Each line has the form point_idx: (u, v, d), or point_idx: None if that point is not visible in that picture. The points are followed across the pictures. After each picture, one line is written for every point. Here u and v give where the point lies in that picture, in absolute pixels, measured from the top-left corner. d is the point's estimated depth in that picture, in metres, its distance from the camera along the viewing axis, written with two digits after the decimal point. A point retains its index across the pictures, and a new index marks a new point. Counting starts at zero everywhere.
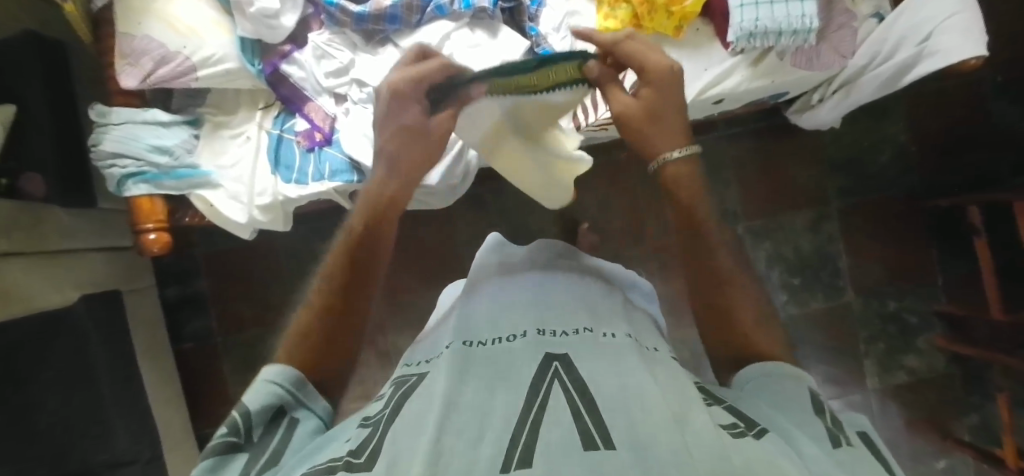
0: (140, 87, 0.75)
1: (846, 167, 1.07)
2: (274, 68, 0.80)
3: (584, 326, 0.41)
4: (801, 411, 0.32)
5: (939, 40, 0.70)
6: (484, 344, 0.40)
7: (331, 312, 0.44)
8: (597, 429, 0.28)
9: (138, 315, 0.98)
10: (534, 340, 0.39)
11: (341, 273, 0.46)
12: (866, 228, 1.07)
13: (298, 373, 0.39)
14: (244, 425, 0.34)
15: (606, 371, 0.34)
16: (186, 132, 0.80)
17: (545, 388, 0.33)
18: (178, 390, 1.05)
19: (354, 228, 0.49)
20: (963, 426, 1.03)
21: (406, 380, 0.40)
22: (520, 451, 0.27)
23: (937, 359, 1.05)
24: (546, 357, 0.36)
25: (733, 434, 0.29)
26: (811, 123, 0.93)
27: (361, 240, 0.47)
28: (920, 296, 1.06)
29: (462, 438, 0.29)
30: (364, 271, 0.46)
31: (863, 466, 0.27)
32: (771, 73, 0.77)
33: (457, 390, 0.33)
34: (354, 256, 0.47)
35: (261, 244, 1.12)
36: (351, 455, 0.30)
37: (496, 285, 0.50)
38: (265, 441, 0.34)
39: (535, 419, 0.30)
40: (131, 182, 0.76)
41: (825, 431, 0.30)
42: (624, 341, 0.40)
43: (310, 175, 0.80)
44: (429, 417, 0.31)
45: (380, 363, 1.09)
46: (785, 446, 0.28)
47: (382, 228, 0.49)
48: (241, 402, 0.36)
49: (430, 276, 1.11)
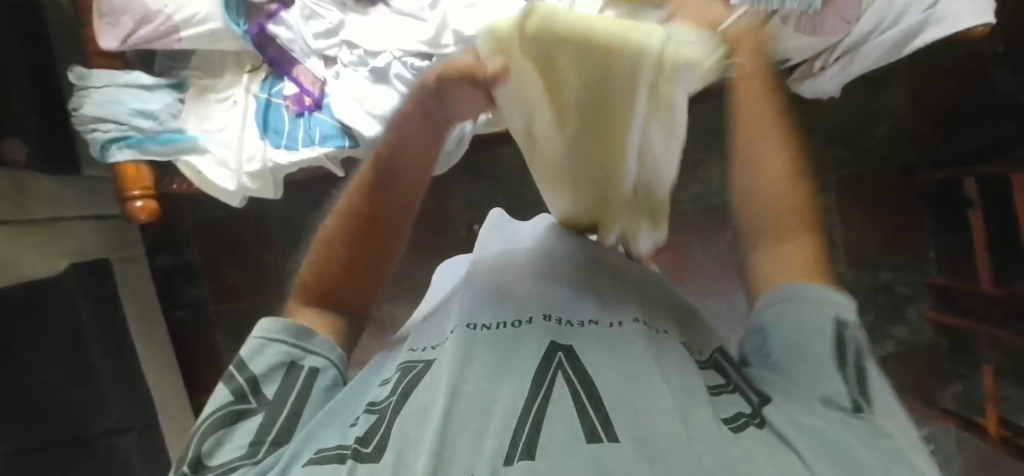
0: (120, 49, 0.72)
1: (845, 137, 1.06)
2: (261, 29, 0.77)
3: (590, 319, 0.40)
4: (820, 362, 0.33)
5: (950, 5, 0.72)
6: (489, 327, 0.38)
7: (347, 252, 0.41)
8: (600, 419, 0.29)
9: (128, 283, 0.96)
10: (540, 327, 0.38)
11: (343, 237, 0.41)
12: (863, 199, 1.06)
13: (302, 323, 0.39)
14: (252, 388, 0.36)
15: (613, 361, 0.34)
16: (170, 96, 0.78)
17: (550, 380, 0.32)
18: (169, 357, 1.04)
19: (386, 142, 0.40)
20: (949, 396, 1.05)
21: (412, 367, 0.37)
22: (523, 441, 0.28)
23: (926, 330, 1.06)
24: (552, 346, 0.36)
25: (732, 427, 0.31)
26: (813, 92, 0.90)
27: (387, 173, 0.40)
28: (913, 268, 1.06)
29: (466, 429, 0.29)
30: (380, 217, 0.41)
31: (875, 438, 0.28)
32: (774, 38, 0.76)
33: (460, 377, 0.33)
34: (378, 198, 0.40)
35: (251, 214, 1.10)
36: (357, 444, 0.31)
37: (496, 262, 0.48)
38: (280, 399, 0.36)
39: (539, 410, 0.30)
40: (115, 147, 0.73)
41: (848, 394, 0.31)
42: (634, 331, 0.38)
43: (300, 140, 0.78)
44: (434, 407, 0.31)
45: (376, 334, 1.09)
46: (786, 427, 0.30)
47: (419, 173, 0.41)
48: (244, 361, 0.37)
49: (424, 246, 1.10)
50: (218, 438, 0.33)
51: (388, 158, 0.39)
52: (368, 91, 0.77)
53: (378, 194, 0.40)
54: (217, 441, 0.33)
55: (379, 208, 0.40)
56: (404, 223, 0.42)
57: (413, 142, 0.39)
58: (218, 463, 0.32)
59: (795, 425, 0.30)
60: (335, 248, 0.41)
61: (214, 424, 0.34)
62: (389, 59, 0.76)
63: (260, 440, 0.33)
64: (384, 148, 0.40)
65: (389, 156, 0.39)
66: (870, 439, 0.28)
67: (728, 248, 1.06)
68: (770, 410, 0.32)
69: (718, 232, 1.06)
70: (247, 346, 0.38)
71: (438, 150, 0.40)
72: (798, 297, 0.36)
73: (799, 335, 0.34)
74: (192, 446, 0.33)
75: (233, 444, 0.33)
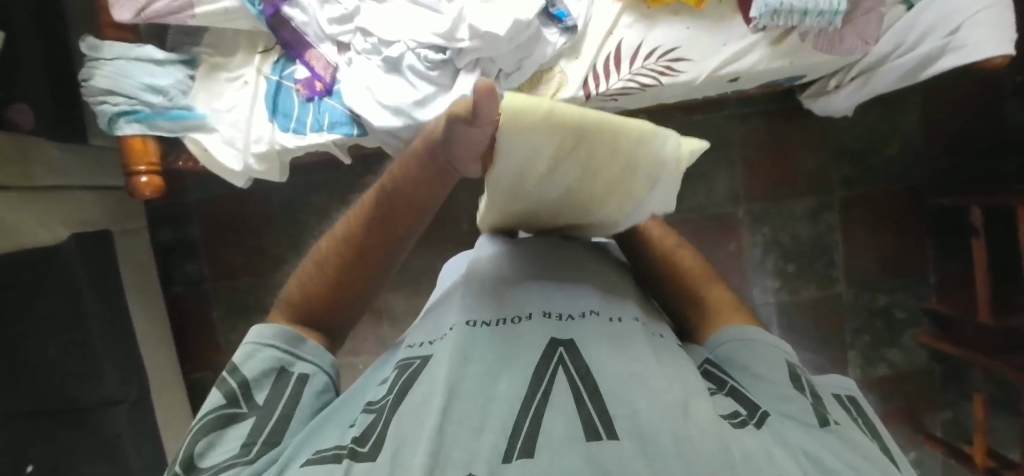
0: (133, 21, 0.72)
1: (854, 156, 1.05)
2: (275, 10, 0.76)
3: (591, 309, 0.40)
4: (782, 384, 0.36)
5: (972, 32, 0.70)
6: (489, 324, 0.38)
7: (337, 280, 0.40)
8: (600, 417, 0.29)
9: (128, 255, 0.97)
10: (541, 324, 0.38)
11: (333, 264, 0.40)
12: (867, 219, 1.06)
13: (295, 330, 0.40)
14: (244, 392, 0.36)
15: (613, 358, 0.34)
16: (181, 73, 0.77)
17: (550, 375, 0.33)
18: (165, 332, 1.05)
19: (392, 172, 0.37)
20: (936, 421, 1.06)
21: (410, 363, 0.38)
22: (522, 441, 0.28)
23: (920, 355, 1.06)
24: (551, 341, 0.36)
25: (736, 424, 0.31)
26: (824, 110, 0.92)
27: (389, 205, 0.37)
28: (912, 292, 1.06)
29: (464, 426, 0.29)
30: (374, 248, 0.39)
31: (846, 447, 0.30)
32: (791, 54, 0.77)
33: (459, 376, 0.33)
34: (378, 228, 0.38)
35: (255, 194, 1.09)
36: (355, 444, 0.31)
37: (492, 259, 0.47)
38: (270, 404, 0.36)
39: (539, 406, 0.30)
40: (123, 121, 0.73)
41: (815, 413, 0.33)
42: (635, 328, 0.38)
43: (308, 125, 0.78)
44: (432, 406, 0.31)
45: (370, 322, 1.10)
46: (783, 432, 0.31)
47: (422, 209, 0.38)
48: (234, 366, 0.37)
49: (426, 238, 1.10)
50: (211, 440, 0.33)
51: (392, 188, 0.37)
52: (379, 80, 0.77)
53: (378, 224, 0.38)
54: (209, 444, 0.33)
55: (369, 244, 0.39)
56: (400, 250, 0.41)
57: (416, 179, 0.36)
58: (211, 463, 0.32)
59: (785, 431, 0.31)
60: (325, 275, 0.40)
61: (205, 427, 0.34)
62: (403, 50, 0.75)
63: (253, 441, 0.34)
64: (388, 177, 0.37)
65: (391, 188, 0.37)
66: (844, 448, 0.30)
67: (728, 260, 1.06)
68: (771, 418, 0.32)
69: (720, 243, 1.06)
70: (238, 350, 0.38)
71: (445, 188, 0.38)
72: (739, 338, 0.40)
73: (759, 368, 0.37)
74: (183, 449, 0.33)
75: (225, 449, 0.33)
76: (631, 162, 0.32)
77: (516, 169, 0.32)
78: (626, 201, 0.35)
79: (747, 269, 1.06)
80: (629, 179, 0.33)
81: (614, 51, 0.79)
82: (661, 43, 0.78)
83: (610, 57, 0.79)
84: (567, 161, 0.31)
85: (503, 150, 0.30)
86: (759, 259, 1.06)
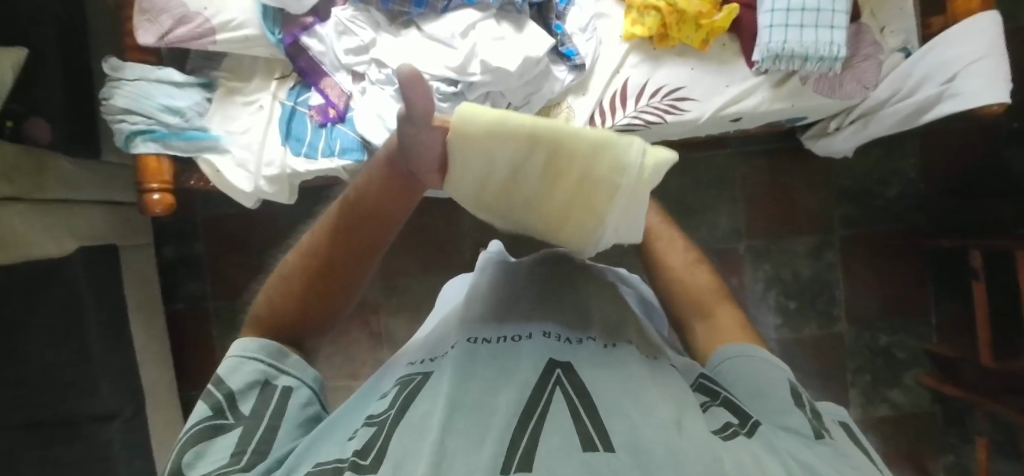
0: (156, 45, 0.74)
1: (854, 196, 1.07)
2: (295, 40, 0.80)
3: (589, 334, 0.41)
4: (783, 400, 0.35)
5: (964, 83, 0.71)
6: (490, 341, 0.39)
7: (306, 293, 0.40)
8: (597, 430, 0.29)
9: (133, 270, 0.97)
10: (540, 343, 0.38)
11: (301, 279, 0.40)
12: (867, 257, 1.07)
13: (278, 344, 0.39)
14: (231, 405, 0.35)
15: (610, 379, 0.34)
16: (199, 95, 0.80)
17: (548, 394, 0.32)
18: (165, 348, 1.05)
19: (357, 183, 0.39)
20: (939, 464, 1.05)
21: (411, 380, 0.38)
22: (521, 453, 0.27)
23: (921, 396, 1.05)
24: (550, 362, 0.35)
25: (727, 435, 0.31)
26: (824, 151, 0.94)
27: (355, 216, 0.39)
28: (913, 332, 1.06)
29: (464, 439, 0.28)
30: (342, 260, 0.40)
31: (846, 458, 0.30)
32: (793, 96, 0.79)
33: (459, 391, 0.32)
34: (345, 241, 0.39)
35: (263, 214, 1.11)
36: (356, 456, 0.30)
37: (489, 285, 0.49)
38: (257, 413, 0.35)
39: (538, 420, 0.30)
40: (139, 139, 0.75)
41: (810, 426, 0.33)
42: (630, 349, 0.39)
43: (320, 150, 0.79)
44: (432, 420, 0.30)
45: (370, 346, 1.09)
46: (776, 442, 0.30)
47: (387, 222, 0.40)
48: (218, 379, 0.37)
49: (429, 263, 1.11)
50: (199, 450, 0.32)
51: (356, 199, 0.38)
52: (391, 109, 0.79)
53: (343, 236, 0.39)
54: (197, 454, 0.32)
55: (338, 256, 0.40)
56: (367, 263, 0.41)
57: (381, 190, 0.38)
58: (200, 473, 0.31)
59: (778, 441, 0.31)
60: (292, 289, 0.40)
61: (192, 438, 0.33)
62: None
63: (243, 450, 0.33)
64: (354, 188, 0.39)
65: (359, 201, 0.38)
66: (838, 457, 0.30)
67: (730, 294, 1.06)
68: (762, 428, 0.32)
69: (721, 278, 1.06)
70: (223, 364, 0.38)
71: (411, 203, 0.40)
72: (746, 355, 0.40)
73: (759, 383, 0.37)
74: (172, 460, 0.33)
75: (212, 459, 0.32)
76: (590, 181, 0.33)
77: (479, 175, 0.33)
78: (590, 229, 0.36)
79: (748, 305, 1.06)
80: (589, 202, 0.34)
81: (620, 89, 0.82)
82: (666, 82, 0.81)
83: (617, 94, 0.82)
84: (528, 164, 0.32)
85: (457, 158, 0.32)
86: (760, 294, 1.06)
